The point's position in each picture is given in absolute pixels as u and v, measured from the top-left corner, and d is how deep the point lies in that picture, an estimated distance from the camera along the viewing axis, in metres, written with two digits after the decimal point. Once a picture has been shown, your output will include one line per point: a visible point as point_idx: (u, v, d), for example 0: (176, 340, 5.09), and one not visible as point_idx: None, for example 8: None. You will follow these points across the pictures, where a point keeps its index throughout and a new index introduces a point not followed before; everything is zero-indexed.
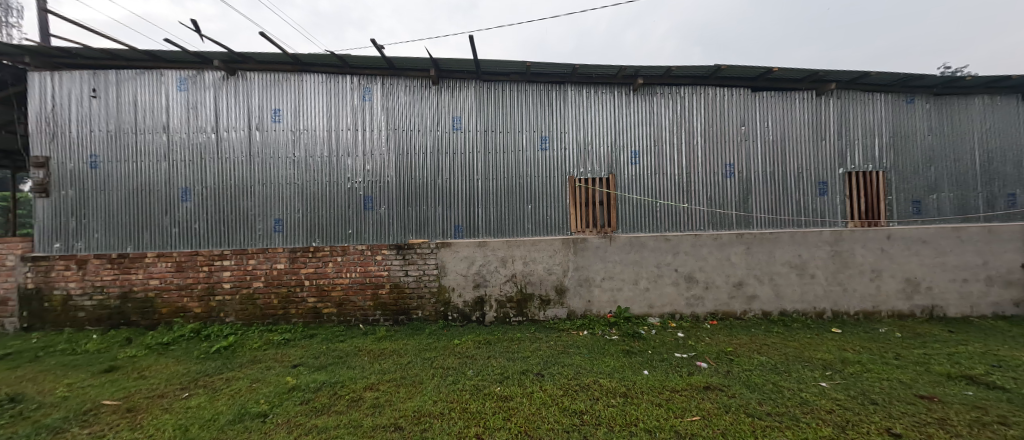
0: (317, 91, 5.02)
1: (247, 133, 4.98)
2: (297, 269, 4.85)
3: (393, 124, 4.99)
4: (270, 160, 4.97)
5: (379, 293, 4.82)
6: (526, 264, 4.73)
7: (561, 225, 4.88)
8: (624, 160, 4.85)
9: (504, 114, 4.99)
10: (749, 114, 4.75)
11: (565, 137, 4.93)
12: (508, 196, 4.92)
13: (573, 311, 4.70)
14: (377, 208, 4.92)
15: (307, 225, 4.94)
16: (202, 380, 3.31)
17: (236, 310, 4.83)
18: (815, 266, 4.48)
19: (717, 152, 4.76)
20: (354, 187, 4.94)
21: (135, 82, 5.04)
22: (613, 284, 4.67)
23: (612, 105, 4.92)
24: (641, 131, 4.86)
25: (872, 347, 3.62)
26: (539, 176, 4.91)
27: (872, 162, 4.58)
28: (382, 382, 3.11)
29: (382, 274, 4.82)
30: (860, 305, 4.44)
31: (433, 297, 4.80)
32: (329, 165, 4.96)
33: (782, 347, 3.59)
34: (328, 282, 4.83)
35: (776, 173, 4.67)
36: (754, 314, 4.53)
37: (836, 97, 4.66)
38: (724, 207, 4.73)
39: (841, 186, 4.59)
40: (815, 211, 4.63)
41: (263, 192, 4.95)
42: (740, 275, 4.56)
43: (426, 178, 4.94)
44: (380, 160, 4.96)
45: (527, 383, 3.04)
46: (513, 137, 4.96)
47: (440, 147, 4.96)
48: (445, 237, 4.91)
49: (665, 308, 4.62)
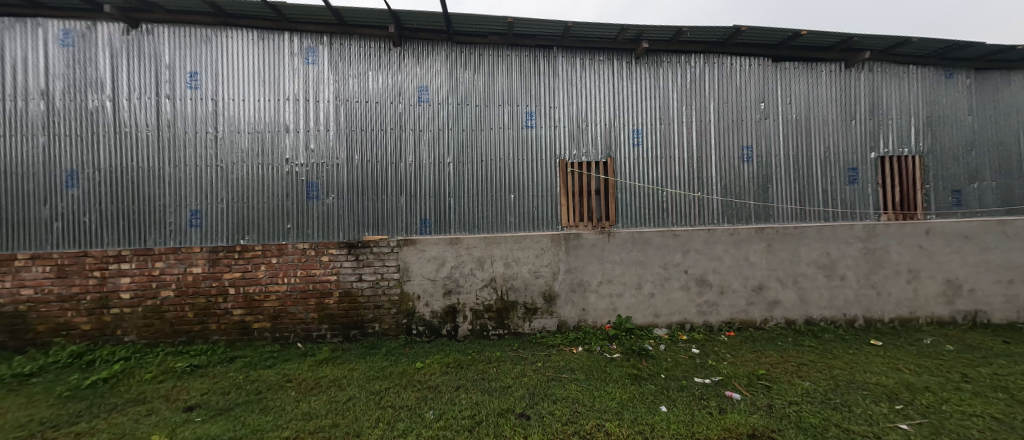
0: (248, 50, 4.00)
1: (154, 101, 3.93)
2: (218, 273, 3.83)
3: (343, 96, 4.03)
4: (184, 137, 3.92)
5: (325, 304, 3.87)
6: (508, 266, 3.90)
7: (550, 218, 4.06)
8: (625, 140, 4.08)
9: (482, 85, 4.13)
10: (770, 88, 4.05)
11: (555, 112, 4.12)
12: (487, 183, 4.06)
13: (564, 321, 3.90)
14: (324, 198, 3.96)
15: (234, 218, 3.92)
16: (38, 438, 2.29)
17: (138, 327, 3.78)
18: (846, 266, 3.84)
19: (734, 132, 4.04)
20: (294, 171, 3.97)
21: (3, 33, 3.88)
22: (612, 288, 3.89)
23: (610, 77, 4.14)
24: (645, 107, 4.10)
25: (928, 365, 2.98)
26: (525, 161, 4.08)
27: (907, 146, 3.96)
28: (301, 436, 2.19)
29: (329, 279, 3.87)
30: (896, 311, 3.83)
31: (394, 306, 3.90)
32: (261, 143, 3.96)
33: (824, 368, 2.91)
34: (260, 291, 3.84)
35: (800, 158, 4.00)
36: (776, 323, 3.86)
37: (868, 70, 4.02)
38: (741, 197, 4.02)
39: (873, 173, 3.95)
40: (845, 203, 3.97)
41: (175, 176, 3.91)
42: (760, 277, 3.87)
43: (387, 162, 4.02)
44: (328, 137, 4.00)
45: (507, 431, 2.19)
46: (492, 112, 4.11)
47: (403, 124, 4.05)
48: (410, 233, 4.00)
49: (674, 317, 3.88)
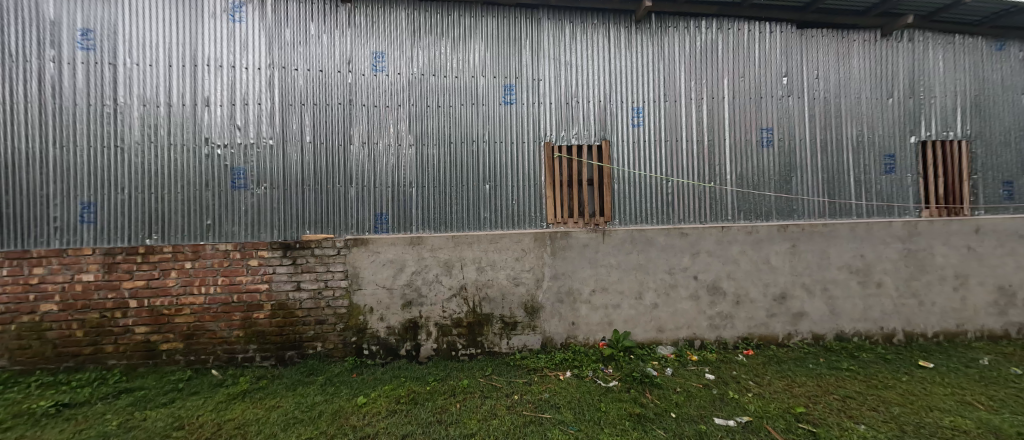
0: (156, 2, 3.19)
1: (34, 66, 3.10)
2: (117, 282, 3.04)
3: (278, 62, 3.27)
4: (74, 111, 3.11)
5: (253, 319, 3.11)
6: (481, 272, 3.21)
7: (532, 214, 3.36)
8: (622, 120, 3.41)
9: (452, 52, 3.41)
10: (793, 60, 3.42)
11: (539, 86, 3.42)
12: (457, 171, 3.35)
13: (550, 338, 3.22)
14: (252, 187, 3.19)
15: (138, 213, 3.13)
16: None
17: (11, 349, 2.98)
18: (883, 271, 3.24)
19: (752, 111, 3.39)
20: (215, 153, 3.18)
21: None
22: (608, 298, 3.22)
23: (606, 44, 3.46)
24: (646, 81, 3.43)
25: (1004, 397, 2.37)
26: (503, 145, 3.38)
27: (952, 129, 3.37)
28: None
29: (259, 288, 3.11)
30: (940, 324, 3.24)
31: (340, 322, 3.16)
32: (173, 119, 3.17)
33: (876, 405, 2.28)
34: (171, 303, 3.07)
35: (829, 142, 3.38)
36: (802, 339, 3.23)
37: (907, 39, 3.42)
38: (761, 189, 3.37)
39: (913, 161, 3.36)
40: (881, 196, 3.36)
41: (62, 159, 3.10)
42: (783, 284, 3.24)
43: (333, 144, 3.28)
44: (259, 114, 3.23)
45: None
46: (464, 85, 3.40)
47: (353, 98, 3.31)
48: (361, 231, 3.26)
49: (681, 333, 3.23)
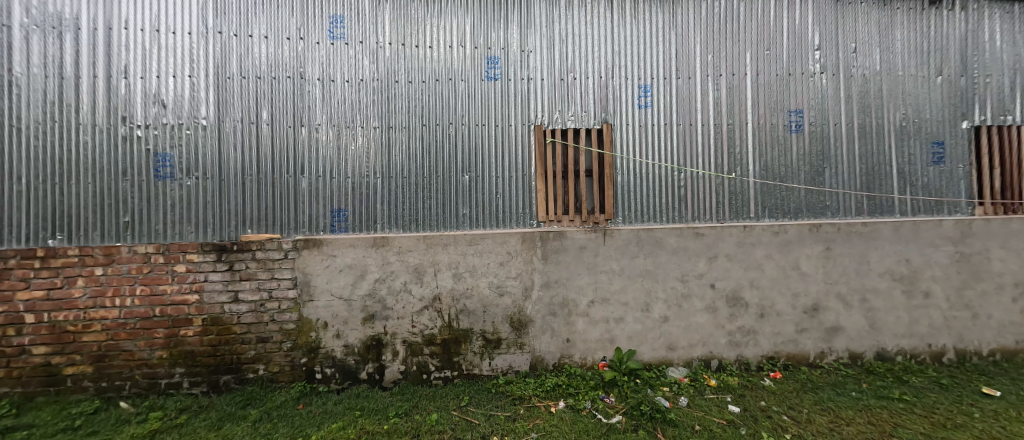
0: None
1: None
2: (8, 293, 2.46)
3: (216, 27, 2.71)
4: None
5: (179, 337, 2.56)
6: (458, 280, 2.68)
7: (520, 210, 2.82)
8: (627, 100, 2.90)
9: (426, 18, 2.88)
10: (828, 32, 2.92)
11: (528, 58, 2.90)
12: (431, 159, 2.82)
13: (540, 358, 2.70)
14: (181, 177, 2.64)
15: (39, 207, 2.55)
16: None
17: None
18: (931, 278, 2.76)
19: (780, 90, 2.89)
20: (136, 136, 2.62)
21: None
22: (609, 311, 2.71)
23: (607, 10, 2.94)
24: (654, 53, 2.92)
25: None
26: (486, 128, 2.85)
27: (1010, 113, 2.90)
28: None
29: (186, 300, 2.56)
30: (996, 340, 2.77)
31: (287, 340, 2.62)
32: (87, 94, 2.61)
33: None
34: (78, 318, 2.51)
35: (869, 127, 2.88)
36: (837, 358, 2.74)
37: (959, 8, 2.93)
38: (790, 181, 2.87)
39: (965, 150, 2.88)
40: (929, 190, 2.87)
41: None
42: (815, 293, 2.74)
43: (282, 126, 2.73)
44: (191, 88, 2.68)
45: None
46: (440, 57, 2.87)
47: (308, 72, 2.77)
48: (314, 230, 2.71)
49: (696, 351, 2.73)
